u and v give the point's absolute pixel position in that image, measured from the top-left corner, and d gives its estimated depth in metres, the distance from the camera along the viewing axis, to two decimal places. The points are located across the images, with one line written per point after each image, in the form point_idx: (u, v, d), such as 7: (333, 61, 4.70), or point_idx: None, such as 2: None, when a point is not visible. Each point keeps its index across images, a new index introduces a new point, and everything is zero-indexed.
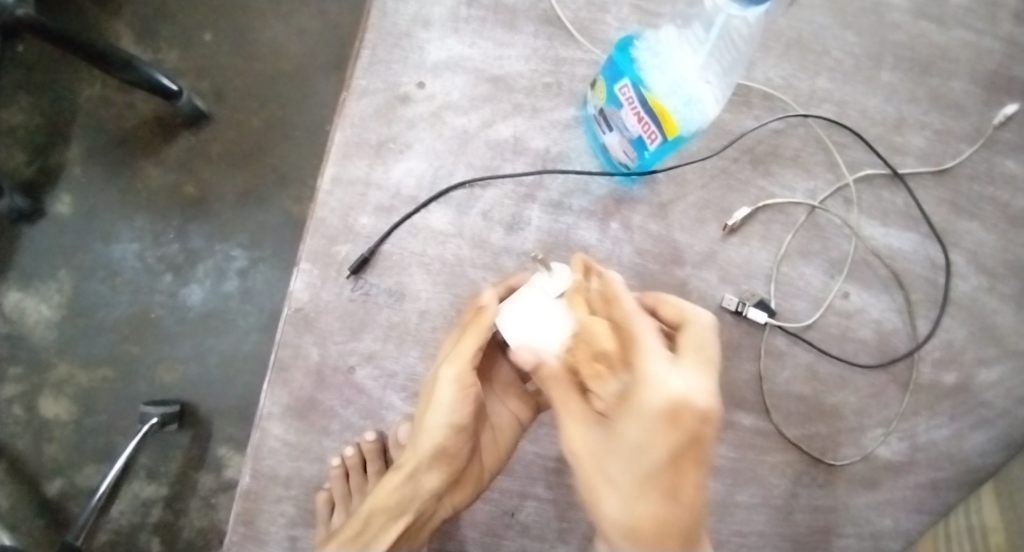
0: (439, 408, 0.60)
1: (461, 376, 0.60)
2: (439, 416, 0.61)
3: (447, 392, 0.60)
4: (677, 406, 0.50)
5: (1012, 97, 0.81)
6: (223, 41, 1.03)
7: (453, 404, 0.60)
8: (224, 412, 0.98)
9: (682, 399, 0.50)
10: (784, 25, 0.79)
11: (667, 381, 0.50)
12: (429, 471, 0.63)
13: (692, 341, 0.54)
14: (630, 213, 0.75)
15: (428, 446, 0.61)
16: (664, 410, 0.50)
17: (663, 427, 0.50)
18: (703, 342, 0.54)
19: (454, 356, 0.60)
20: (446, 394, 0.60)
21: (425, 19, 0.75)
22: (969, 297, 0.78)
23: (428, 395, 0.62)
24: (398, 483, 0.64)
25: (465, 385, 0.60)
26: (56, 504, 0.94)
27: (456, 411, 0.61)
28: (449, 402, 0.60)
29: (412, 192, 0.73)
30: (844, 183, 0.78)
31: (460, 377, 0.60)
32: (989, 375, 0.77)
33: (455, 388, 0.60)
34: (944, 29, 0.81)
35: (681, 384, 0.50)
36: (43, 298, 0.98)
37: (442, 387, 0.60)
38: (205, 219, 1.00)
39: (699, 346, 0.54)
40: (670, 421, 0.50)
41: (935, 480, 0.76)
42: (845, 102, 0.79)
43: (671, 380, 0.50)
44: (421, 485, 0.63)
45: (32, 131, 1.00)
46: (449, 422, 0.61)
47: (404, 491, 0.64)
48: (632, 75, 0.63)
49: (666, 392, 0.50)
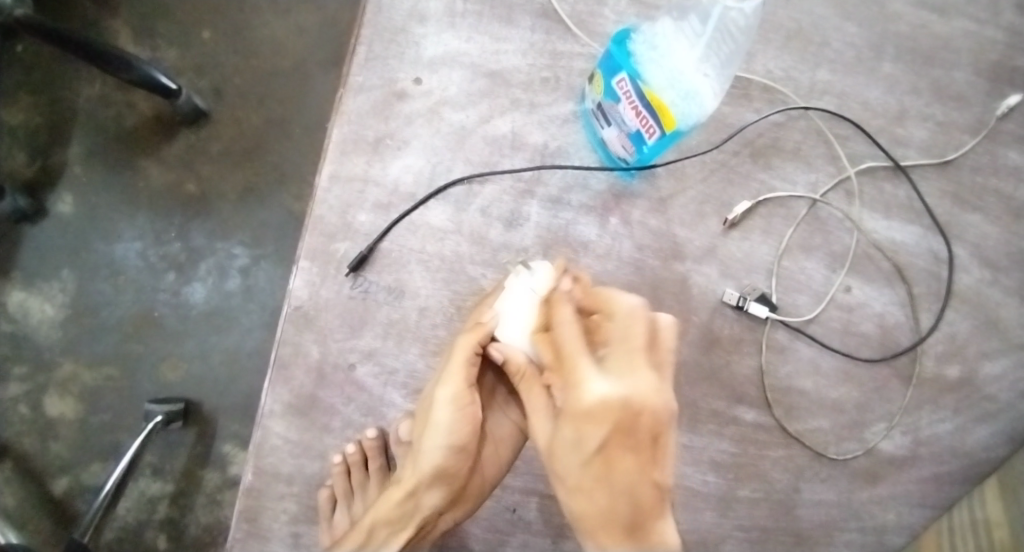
0: (435, 431, 0.61)
1: (456, 397, 0.61)
2: (436, 438, 0.61)
3: (444, 413, 0.61)
4: (596, 407, 0.50)
5: (1016, 88, 0.80)
6: (222, 38, 1.03)
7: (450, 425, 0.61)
8: (227, 410, 0.98)
9: (599, 400, 0.50)
10: (784, 16, 0.79)
11: (586, 383, 0.51)
12: (429, 489, 0.62)
13: (619, 333, 0.54)
14: (630, 207, 0.74)
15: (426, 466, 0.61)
16: (584, 411, 0.51)
17: (588, 425, 0.51)
18: (632, 330, 0.53)
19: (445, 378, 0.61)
20: (443, 416, 0.61)
21: (422, 15, 0.75)
22: (972, 290, 0.77)
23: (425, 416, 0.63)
24: (398, 501, 0.64)
25: (460, 406, 0.61)
26: (63, 502, 0.95)
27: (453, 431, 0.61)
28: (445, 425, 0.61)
29: (410, 188, 0.72)
30: (845, 176, 0.77)
31: (455, 398, 0.61)
32: (993, 369, 0.77)
33: (451, 409, 0.61)
34: (946, 19, 0.80)
35: (603, 385, 0.51)
36: (47, 297, 0.98)
37: (440, 408, 0.61)
38: (206, 218, 1.00)
39: (628, 337, 0.53)
40: (592, 421, 0.51)
41: (938, 474, 0.76)
42: (846, 94, 0.78)
43: (590, 382, 0.51)
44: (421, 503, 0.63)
45: (34, 131, 1.00)
46: (447, 443, 0.61)
47: (405, 507, 0.64)
48: (629, 69, 0.63)
49: (586, 395, 0.51)
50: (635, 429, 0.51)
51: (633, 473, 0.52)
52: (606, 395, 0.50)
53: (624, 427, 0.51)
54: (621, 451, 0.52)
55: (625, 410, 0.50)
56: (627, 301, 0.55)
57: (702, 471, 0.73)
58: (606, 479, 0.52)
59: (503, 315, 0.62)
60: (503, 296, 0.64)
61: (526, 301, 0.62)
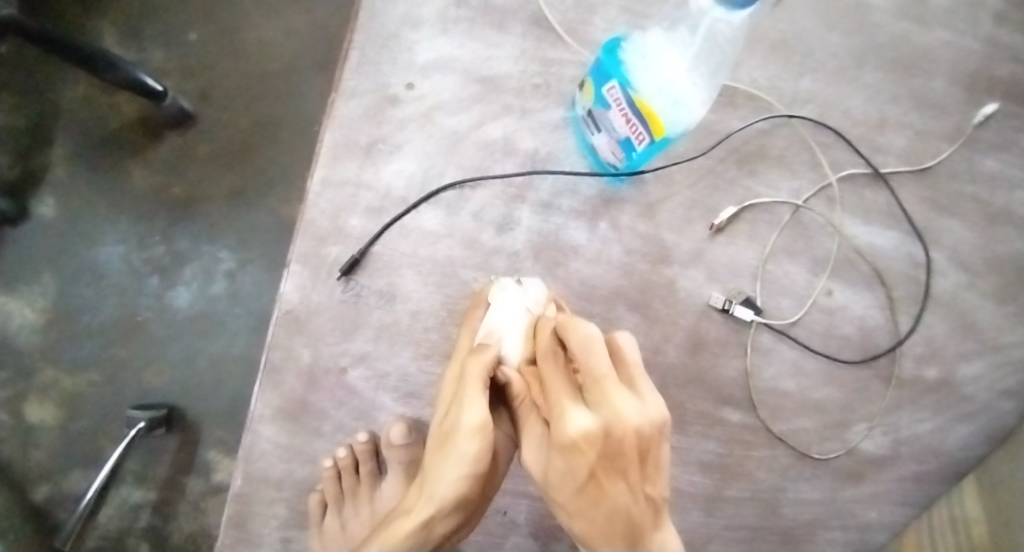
0: (462, 458, 0.57)
1: (482, 422, 0.57)
2: (462, 466, 0.57)
3: (472, 442, 0.57)
4: (578, 439, 0.50)
5: (990, 97, 0.83)
6: (210, 41, 1.03)
7: (476, 454, 0.57)
8: (213, 415, 0.97)
9: (580, 433, 0.50)
10: (768, 27, 0.81)
11: (566, 418, 0.51)
12: (447, 517, 0.59)
13: (582, 362, 0.55)
14: (619, 213, 0.76)
15: (449, 494, 0.58)
16: (568, 445, 0.51)
17: (576, 459, 0.51)
18: (590, 353, 0.55)
19: (470, 407, 0.58)
20: (470, 443, 0.57)
21: (414, 20, 0.76)
22: (950, 293, 0.80)
23: (445, 445, 0.59)
24: (411, 533, 0.59)
25: (486, 434, 0.57)
26: (43, 510, 0.93)
27: (480, 460, 0.57)
28: (472, 452, 0.57)
29: (402, 193, 0.73)
30: (827, 183, 0.79)
31: (482, 425, 0.57)
32: (970, 370, 0.79)
33: (477, 437, 0.57)
34: (925, 30, 0.83)
35: (581, 416, 0.51)
36: (27, 302, 0.97)
37: (464, 438, 0.57)
38: (192, 221, 1.00)
39: (593, 363, 0.54)
40: (579, 454, 0.51)
41: (918, 473, 0.78)
42: (829, 103, 0.80)
43: (570, 417, 0.51)
44: (434, 532, 0.59)
45: (15, 133, 0.99)
46: (472, 472, 0.58)
47: (416, 540, 0.59)
48: (620, 77, 0.64)
49: (566, 430, 0.51)
50: (619, 454, 0.50)
51: (629, 495, 0.51)
52: (585, 426, 0.50)
53: (607, 455, 0.50)
54: (611, 478, 0.51)
55: (605, 438, 0.50)
56: (585, 327, 0.56)
57: (690, 472, 0.74)
58: (603, 505, 0.52)
59: (500, 330, 0.64)
60: (490, 310, 0.66)
61: (519, 315, 0.65)
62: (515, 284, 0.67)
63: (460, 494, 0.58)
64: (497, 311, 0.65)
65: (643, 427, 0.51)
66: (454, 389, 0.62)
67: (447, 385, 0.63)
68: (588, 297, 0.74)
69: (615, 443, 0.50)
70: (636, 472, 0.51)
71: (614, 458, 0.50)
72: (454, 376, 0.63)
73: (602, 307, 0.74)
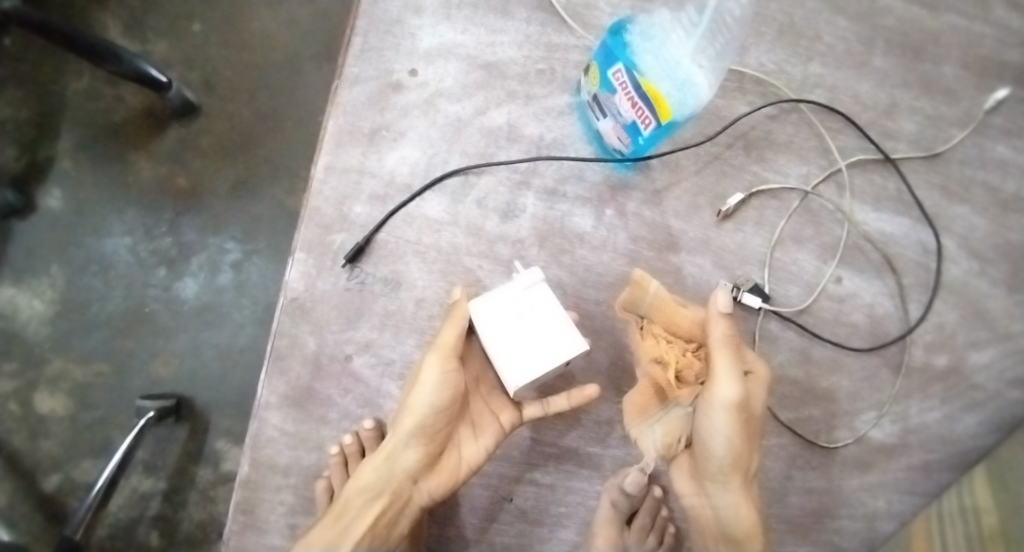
0: (423, 388, 0.62)
1: (444, 358, 0.62)
2: (424, 396, 0.62)
3: (430, 373, 0.62)
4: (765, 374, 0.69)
5: (1003, 82, 0.82)
6: (214, 32, 1.02)
7: (435, 383, 0.62)
8: (221, 405, 0.97)
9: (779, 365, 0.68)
10: (776, 10, 0.80)
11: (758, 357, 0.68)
12: (408, 449, 0.64)
13: None
14: (625, 200, 0.75)
15: (406, 420, 0.63)
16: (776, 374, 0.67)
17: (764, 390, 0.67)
18: None
19: (439, 341, 0.63)
20: (433, 373, 0.62)
21: (417, 6, 0.76)
22: (961, 280, 0.79)
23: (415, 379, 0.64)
24: (378, 462, 0.64)
25: (446, 367, 0.62)
26: (54, 499, 0.94)
27: (437, 390, 0.62)
28: (433, 381, 0.62)
29: (406, 179, 0.73)
30: (836, 169, 0.78)
31: (444, 360, 0.62)
32: (980, 358, 0.78)
33: (442, 369, 0.62)
34: (935, 14, 0.82)
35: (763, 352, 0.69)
36: (36, 293, 0.97)
37: (425, 369, 0.63)
38: (199, 212, 1.00)
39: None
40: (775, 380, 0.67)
41: (927, 462, 0.77)
42: (837, 88, 0.79)
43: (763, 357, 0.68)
44: (396, 464, 0.64)
45: (22, 125, 0.99)
46: (427, 401, 0.62)
47: (381, 470, 0.64)
48: (625, 61, 0.64)
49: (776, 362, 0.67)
50: None
51: None
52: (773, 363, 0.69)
53: None
54: None
55: None
56: None
57: None
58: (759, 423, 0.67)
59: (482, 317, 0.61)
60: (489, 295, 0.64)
61: (508, 294, 0.62)
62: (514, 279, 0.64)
63: (415, 421, 0.63)
64: (482, 306, 0.61)
65: None
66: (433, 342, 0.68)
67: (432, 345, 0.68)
68: (593, 284, 0.73)
69: None
70: None
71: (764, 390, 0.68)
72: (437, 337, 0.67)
73: (608, 294, 0.73)
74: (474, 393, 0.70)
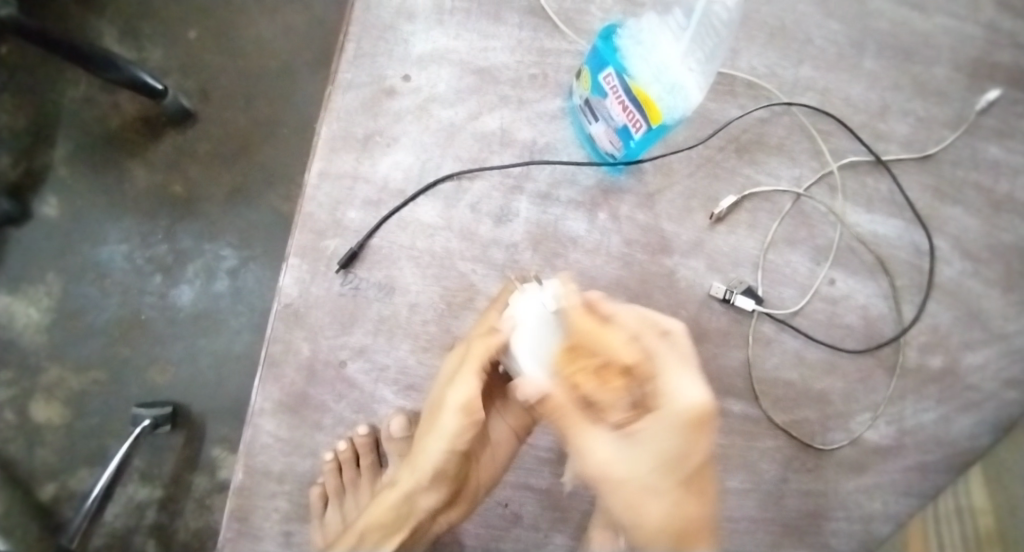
0: (440, 437, 0.59)
1: (468, 401, 0.59)
2: (443, 443, 0.59)
3: (452, 420, 0.59)
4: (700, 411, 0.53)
5: (994, 83, 0.82)
6: (209, 39, 1.03)
7: (456, 431, 0.59)
8: (218, 412, 0.97)
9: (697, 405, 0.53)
10: (767, 14, 0.80)
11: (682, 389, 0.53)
12: (429, 492, 0.61)
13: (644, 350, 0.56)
14: (618, 203, 0.75)
15: (428, 467, 0.60)
16: (687, 418, 0.53)
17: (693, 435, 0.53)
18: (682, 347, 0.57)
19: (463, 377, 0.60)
20: (450, 419, 0.59)
21: (410, 12, 0.76)
22: (954, 281, 0.79)
23: (433, 418, 0.61)
24: (393, 504, 0.62)
25: (470, 414, 0.59)
26: (49, 508, 0.94)
27: (459, 438, 0.59)
28: (451, 429, 0.59)
29: (399, 185, 0.73)
30: (828, 171, 0.78)
31: (469, 405, 0.59)
32: (975, 359, 0.78)
33: (461, 416, 0.59)
34: (925, 16, 0.82)
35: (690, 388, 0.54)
36: (32, 301, 0.97)
37: (446, 413, 0.59)
38: (194, 219, 1.00)
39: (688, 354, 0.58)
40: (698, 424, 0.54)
41: (923, 463, 0.77)
42: (828, 90, 0.80)
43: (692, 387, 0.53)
44: (417, 506, 0.62)
45: (17, 134, 0.99)
46: (449, 449, 0.59)
47: (399, 509, 0.62)
48: (615, 65, 0.64)
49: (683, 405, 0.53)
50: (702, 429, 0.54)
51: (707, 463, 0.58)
52: (700, 399, 0.53)
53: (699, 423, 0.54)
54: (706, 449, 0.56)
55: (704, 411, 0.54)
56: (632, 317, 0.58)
57: None
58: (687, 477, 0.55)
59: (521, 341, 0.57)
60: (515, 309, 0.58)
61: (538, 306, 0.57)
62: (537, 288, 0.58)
63: (438, 468, 0.60)
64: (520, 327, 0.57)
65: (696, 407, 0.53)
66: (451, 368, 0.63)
67: (446, 363, 0.64)
68: (587, 288, 0.74)
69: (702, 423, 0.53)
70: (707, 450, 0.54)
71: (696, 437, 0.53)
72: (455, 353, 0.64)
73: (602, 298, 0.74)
74: (489, 406, 0.69)
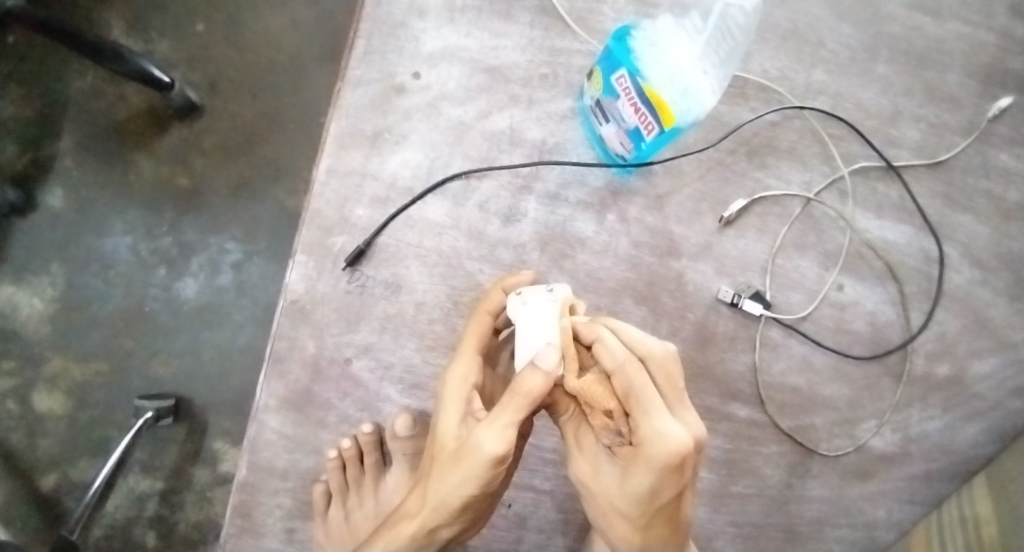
0: (467, 481, 0.53)
1: (500, 455, 0.52)
2: (468, 488, 0.54)
3: (483, 469, 0.53)
4: (682, 455, 0.52)
5: (1007, 91, 0.81)
6: (217, 32, 1.02)
7: (485, 478, 0.53)
8: (220, 406, 0.97)
9: (676, 448, 0.52)
10: (780, 17, 0.80)
11: (664, 433, 0.52)
12: (451, 525, 0.58)
13: (628, 387, 0.53)
14: (627, 205, 0.75)
15: (452, 507, 0.56)
16: (667, 461, 0.52)
17: (671, 477, 0.53)
18: (670, 375, 0.56)
19: (497, 421, 0.52)
20: (478, 467, 0.53)
21: (421, 9, 0.75)
22: (963, 289, 0.78)
23: (455, 455, 0.55)
24: (414, 536, 0.58)
25: (502, 464, 0.53)
26: (51, 499, 0.94)
27: (488, 483, 0.54)
28: (478, 476, 0.53)
29: (408, 183, 0.72)
30: (839, 176, 0.78)
31: (501, 456, 0.52)
32: (982, 367, 0.78)
33: (490, 466, 0.53)
34: (939, 21, 0.81)
35: (672, 429, 0.52)
36: (36, 291, 0.97)
37: (474, 461, 0.53)
38: (199, 213, 0.99)
39: (672, 379, 0.56)
40: (677, 466, 0.52)
41: (928, 472, 0.77)
42: (840, 95, 0.79)
43: (674, 431, 0.51)
44: (437, 536, 0.59)
45: (24, 123, 0.99)
46: (477, 492, 0.54)
47: (420, 541, 0.59)
48: (629, 66, 0.63)
49: (665, 448, 0.52)
50: (685, 468, 0.53)
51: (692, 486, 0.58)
52: (682, 442, 0.52)
53: (682, 466, 0.53)
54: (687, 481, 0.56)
55: (686, 454, 0.52)
56: (614, 350, 0.54)
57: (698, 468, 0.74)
58: (659, 506, 0.56)
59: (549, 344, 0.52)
60: (527, 320, 0.54)
61: (548, 314, 0.54)
62: (539, 296, 0.55)
63: (462, 506, 0.56)
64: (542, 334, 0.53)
65: (687, 446, 0.52)
66: (466, 394, 0.59)
67: (456, 382, 0.59)
68: (594, 289, 0.73)
69: (679, 465, 0.52)
70: (685, 483, 0.54)
71: (671, 476, 0.53)
72: (465, 363, 0.60)
73: (609, 301, 0.73)
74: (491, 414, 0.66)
